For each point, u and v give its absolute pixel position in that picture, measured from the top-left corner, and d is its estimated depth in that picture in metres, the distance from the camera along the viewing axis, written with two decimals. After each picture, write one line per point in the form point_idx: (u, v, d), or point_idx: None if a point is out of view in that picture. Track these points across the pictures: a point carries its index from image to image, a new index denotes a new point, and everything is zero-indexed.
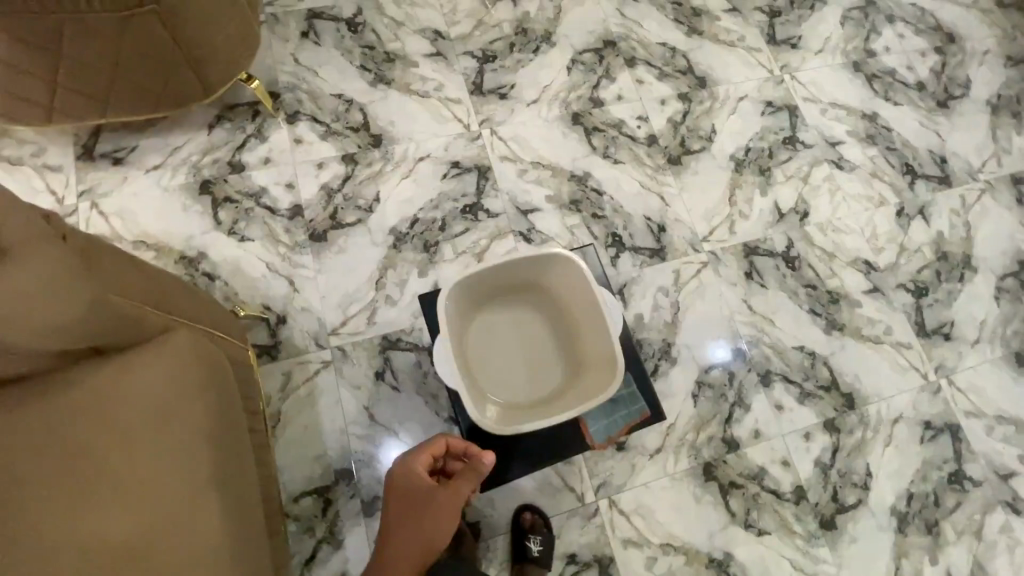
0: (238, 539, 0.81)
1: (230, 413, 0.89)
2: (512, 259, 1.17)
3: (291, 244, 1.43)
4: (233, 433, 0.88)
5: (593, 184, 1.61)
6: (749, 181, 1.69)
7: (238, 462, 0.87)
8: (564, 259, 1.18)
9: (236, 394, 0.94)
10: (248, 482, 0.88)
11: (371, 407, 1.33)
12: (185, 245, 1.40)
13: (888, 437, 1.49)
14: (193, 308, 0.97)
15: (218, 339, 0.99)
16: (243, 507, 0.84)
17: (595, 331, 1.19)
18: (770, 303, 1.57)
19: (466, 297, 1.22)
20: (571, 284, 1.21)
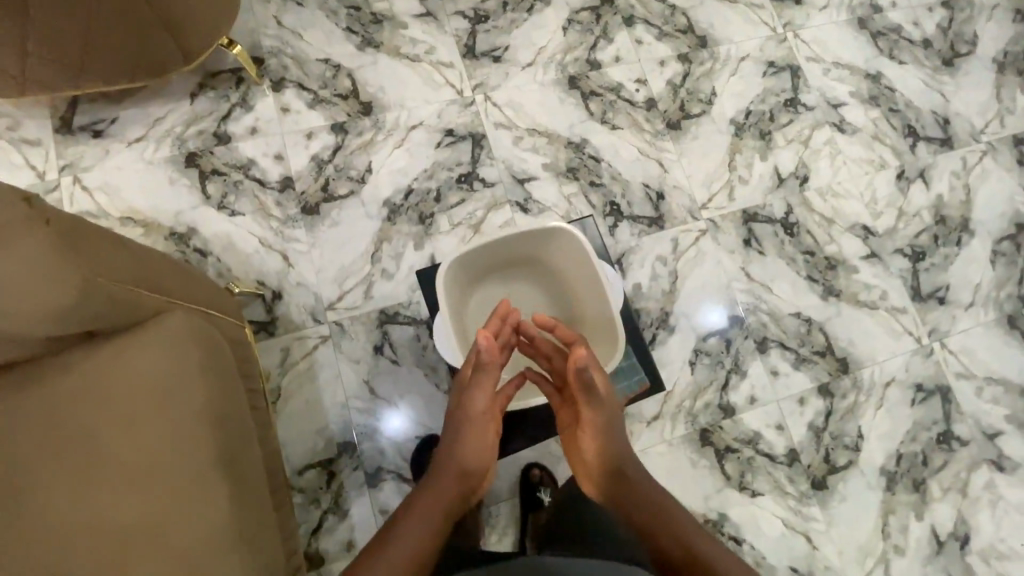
0: (243, 521, 0.81)
1: (230, 395, 0.88)
2: (510, 234, 1.15)
3: (283, 218, 1.40)
4: (235, 414, 0.88)
5: (590, 151, 1.58)
6: (749, 145, 1.66)
7: (240, 444, 0.87)
8: (562, 233, 1.17)
9: (236, 375, 0.93)
10: (251, 463, 0.88)
11: (371, 380, 1.34)
12: (174, 220, 1.36)
13: (880, 400, 1.52)
14: (186, 288, 0.95)
15: (214, 319, 0.98)
16: (247, 489, 0.84)
17: (595, 305, 1.19)
18: (768, 270, 1.56)
19: (463, 274, 1.20)
20: (569, 257, 1.20)
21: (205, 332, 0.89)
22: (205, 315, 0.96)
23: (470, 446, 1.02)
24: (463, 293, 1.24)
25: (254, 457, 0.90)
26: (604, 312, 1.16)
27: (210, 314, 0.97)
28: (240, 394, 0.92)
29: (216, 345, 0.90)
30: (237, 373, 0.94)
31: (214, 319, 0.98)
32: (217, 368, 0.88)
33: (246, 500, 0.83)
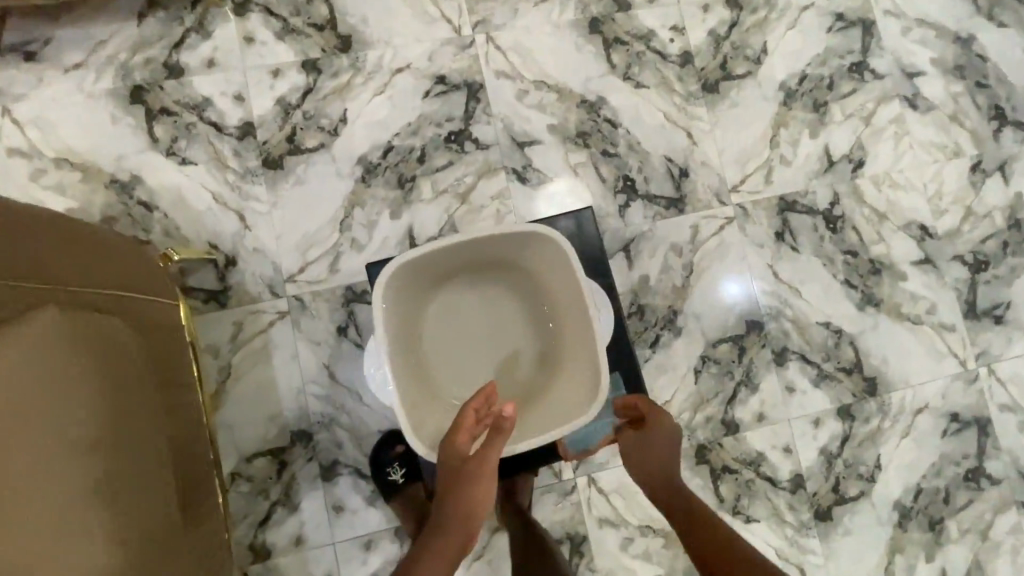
0: (130, 556, 0.70)
1: (123, 406, 0.75)
2: (483, 233, 0.98)
3: (241, 171, 1.22)
4: (128, 428, 0.75)
5: (607, 113, 1.33)
6: (798, 118, 1.39)
7: (136, 463, 0.75)
8: (546, 239, 0.99)
9: (138, 378, 0.80)
10: (153, 483, 0.76)
11: (332, 365, 1.19)
12: (116, 166, 1.19)
13: (907, 427, 1.34)
14: (83, 269, 0.80)
15: (115, 306, 0.82)
16: (140, 516, 0.73)
17: (579, 330, 1.03)
18: (800, 270, 1.34)
19: (422, 275, 1.04)
20: (554, 268, 1.04)
21: (90, 330, 0.75)
22: (105, 301, 0.81)
23: (469, 502, 0.96)
24: (422, 297, 1.07)
25: (159, 474, 0.78)
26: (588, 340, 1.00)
27: (113, 299, 0.82)
28: (143, 402, 0.79)
29: (106, 345, 0.76)
30: (142, 374, 0.81)
31: (119, 306, 0.83)
32: (105, 375, 0.74)
33: (136, 531, 0.71)
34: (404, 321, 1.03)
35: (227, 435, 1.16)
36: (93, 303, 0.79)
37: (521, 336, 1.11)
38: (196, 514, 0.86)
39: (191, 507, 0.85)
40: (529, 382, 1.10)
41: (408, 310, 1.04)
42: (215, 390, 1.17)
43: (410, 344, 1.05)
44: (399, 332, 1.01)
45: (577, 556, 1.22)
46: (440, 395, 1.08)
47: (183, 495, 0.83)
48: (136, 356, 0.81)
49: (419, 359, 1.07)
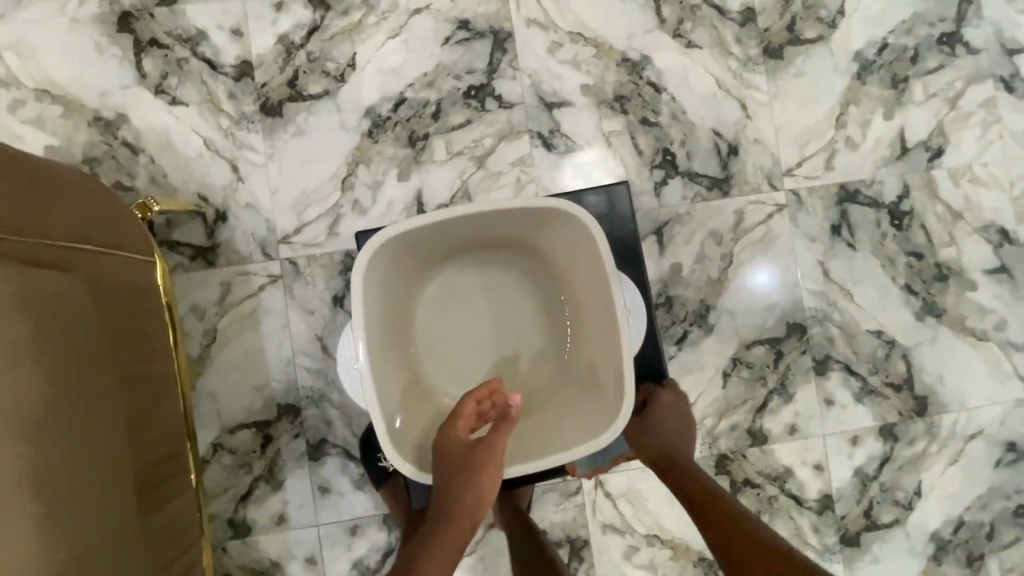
0: (64, 548, 0.63)
1: (65, 379, 0.67)
2: (495, 207, 0.85)
3: (235, 116, 1.10)
4: (70, 405, 0.67)
5: (650, 75, 1.16)
6: (872, 95, 1.20)
7: (75, 444, 0.67)
8: (567, 218, 0.86)
9: (87, 347, 0.71)
10: (96, 465, 0.69)
11: (325, 337, 1.09)
12: (100, 102, 1.08)
13: (956, 454, 1.20)
14: (32, 217, 0.69)
15: (70, 261, 0.72)
16: (77, 503, 0.65)
17: (598, 325, 0.91)
18: (854, 269, 1.19)
19: (418, 251, 0.92)
20: (572, 251, 0.91)
21: (31, 290, 0.65)
22: (56, 255, 0.71)
23: (471, 500, 0.86)
24: (416, 275, 0.96)
25: (105, 455, 0.70)
26: (608, 338, 0.88)
27: (67, 252, 0.73)
28: (91, 374, 0.71)
29: (48, 309, 0.67)
30: (93, 341, 0.72)
31: (73, 261, 0.73)
32: (44, 343, 0.65)
33: (71, 520, 0.64)
34: (393, 301, 0.92)
35: (209, 403, 1.08)
36: (41, 257, 0.69)
37: (527, 327, 0.99)
38: (155, 495, 0.79)
39: (149, 487, 0.77)
40: (534, 378, 0.99)
41: (398, 289, 0.93)
42: (198, 354, 1.08)
43: (399, 327, 0.94)
44: (385, 314, 0.90)
45: (577, 561, 1.13)
46: (430, 386, 0.97)
47: (140, 474, 0.76)
48: (86, 321, 0.72)
49: (409, 345, 0.96)
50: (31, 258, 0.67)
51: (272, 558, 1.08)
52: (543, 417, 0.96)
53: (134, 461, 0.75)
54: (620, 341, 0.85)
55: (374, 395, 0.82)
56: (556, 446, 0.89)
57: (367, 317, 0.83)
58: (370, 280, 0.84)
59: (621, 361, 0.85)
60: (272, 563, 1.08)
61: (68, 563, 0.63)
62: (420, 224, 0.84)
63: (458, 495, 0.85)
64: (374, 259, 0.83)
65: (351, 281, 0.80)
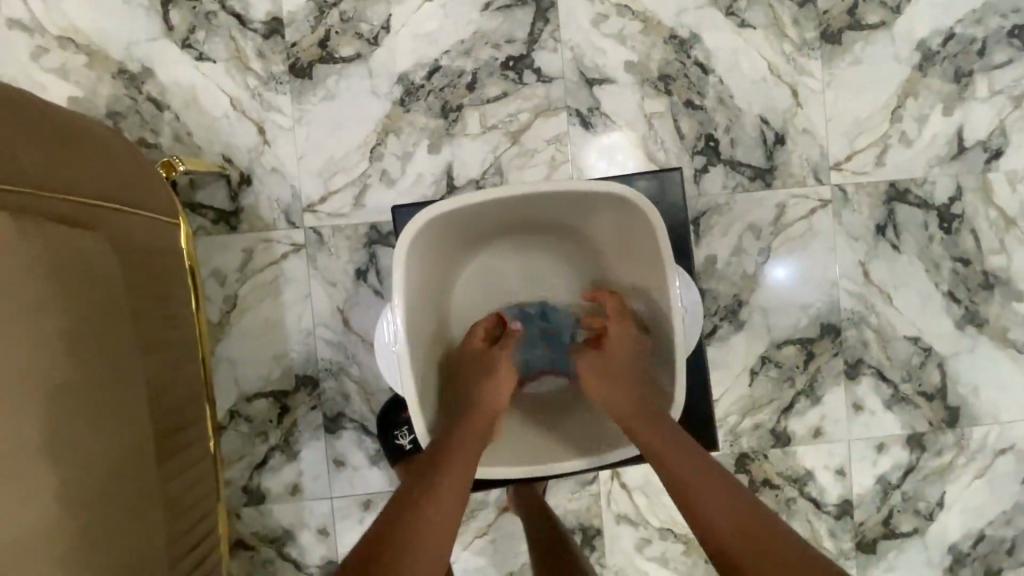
0: (88, 513, 0.62)
1: (86, 344, 0.65)
2: (547, 190, 0.81)
3: (264, 76, 1.05)
4: (90, 371, 0.65)
5: (698, 55, 1.10)
6: (932, 88, 1.13)
7: (96, 412, 0.65)
8: (627, 206, 0.82)
9: (111, 310, 0.69)
10: (118, 432, 0.67)
11: (346, 310, 1.07)
12: (126, 54, 1.04)
13: (984, 468, 1.17)
14: (55, 172, 0.67)
15: (102, 220, 0.70)
16: (95, 470, 0.64)
17: (650, 317, 0.88)
18: (896, 272, 1.14)
19: (462, 229, 0.89)
20: (626, 239, 0.88)
21: (54, 251, 0.63)
22: (83, 212, 0.69)
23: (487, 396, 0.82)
24: (457, 252, 0.94)
25: (128, 422, 0.68)
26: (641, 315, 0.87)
27: (98, 211, 0.71)
28: (115, 338, 0.68)
29: (71, 271, 0.64)
30: (119, 304, 0.70)
31: (100, 219, 0.71)
32: (66, 307, 0.63)
33: (90, 485, 0.63)
34: (433, 280, 0.90)
35: (228, 369, 1.07)
36: (67, 215, 0.67)
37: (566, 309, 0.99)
38: (175, 464, 0.77)
39: (169, 455, 0.76)
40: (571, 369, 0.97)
41: (439, 267, 0.91)
42: (218, 320, 1.06)
43: (438, 306, 0.92)
44: (425, 295, 0.87)
45: (588, 549, 1.13)
46: None
47: (160, 442, 0.74)
48: (111, 283, 0.69)
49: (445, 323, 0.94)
50: (56, 216, 0.65)
51: (284, 527, 1.08)
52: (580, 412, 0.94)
53: (155, 428, 0.73)
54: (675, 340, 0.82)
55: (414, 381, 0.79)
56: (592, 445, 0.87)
57: (408, 295, 0.81)
58: (412, 261, 0.81)
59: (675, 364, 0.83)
60: (285, 531, 1.08)
61: (85, 530, 0.62)
62: (468, 203, 0.80)
63: (455, 439, 0.76)
64: (418, 237, 0.80)
65: (394, 260, 0.77)
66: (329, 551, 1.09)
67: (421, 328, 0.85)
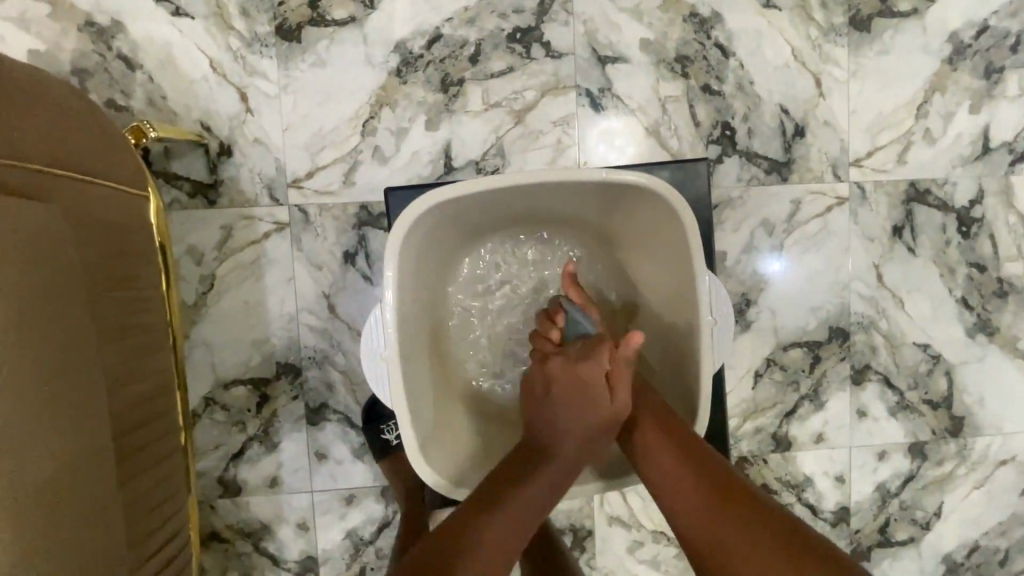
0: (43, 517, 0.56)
1: (37, 330, 0.58)
2: (566, 177, 0.73)
3: (247, 36, 0.96)
4: (40, 361, 0.58)
5: (719, 36, 1.03)
6: (961, 83, 1.07)
7: (48, 409, 0.58)
8: (653, 199, 0.75)
9: (63, 293, 0.62)
10: (71, 431, 0.60)
11: (332, 296, 1.00)
12: (94, 4, 0.94)
13: (984, 479, 1.14)
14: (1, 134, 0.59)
15: (51, 192, 0.63)
16: (46, 472, 0.57)
17: (673, 326, 0.82)
18: (910, 275, 1.09)
19: (468, 217, 0.83)
20: (650, 233, 0.81)
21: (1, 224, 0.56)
22: (29, 182, 0.61)
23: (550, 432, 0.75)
24: (462, 239, 0.88)
25: (81, 420, 0.62)
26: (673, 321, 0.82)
27: (49, 180, 0.63)
28: (69, 327, 0.62)
29: (20, 250, 0.57)
30: (74, 286, 0.63)
31: (52, 190, 0.63)
32: (15, 289, 0.56)
33: (44, 489, 0.57)
34: (432, 268, 0.84)
35: (203, 354, 1.00)
36: (18, 185, 0.59)
37: None
38: (135, 463, 0.71)
39: (127, 453, 0.69)
40: None
41: (440, 254, 0.85)
42: (193, 301, 0.99)
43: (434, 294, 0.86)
44: (422, 284, 0.81)
45: (579, 551, 1.09)
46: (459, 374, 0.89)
47: (119, 439, 0.68)
48: (65, 266, 0.62)
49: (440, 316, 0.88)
50: (5, 186, 0.58)
51: (261, 522, 1.03)
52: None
53: (113, 422, 0.67)
54: (701, 350, 0.76)
55: (401, 381, 0.73)
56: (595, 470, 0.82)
57: (403, 283, 0.74)
58: (410, 245, 0.74)
59: (699, 376, 0.77)
60: (262, 525, 1.03)
61: (41, 539, 0.56)
62: (477, 188, 0.73)
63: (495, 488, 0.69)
64: (417, 223, 0.73)
65: (390, 246, 0.71)
66: (308, 546, 1.04)
67: (412, 324, 0.78)
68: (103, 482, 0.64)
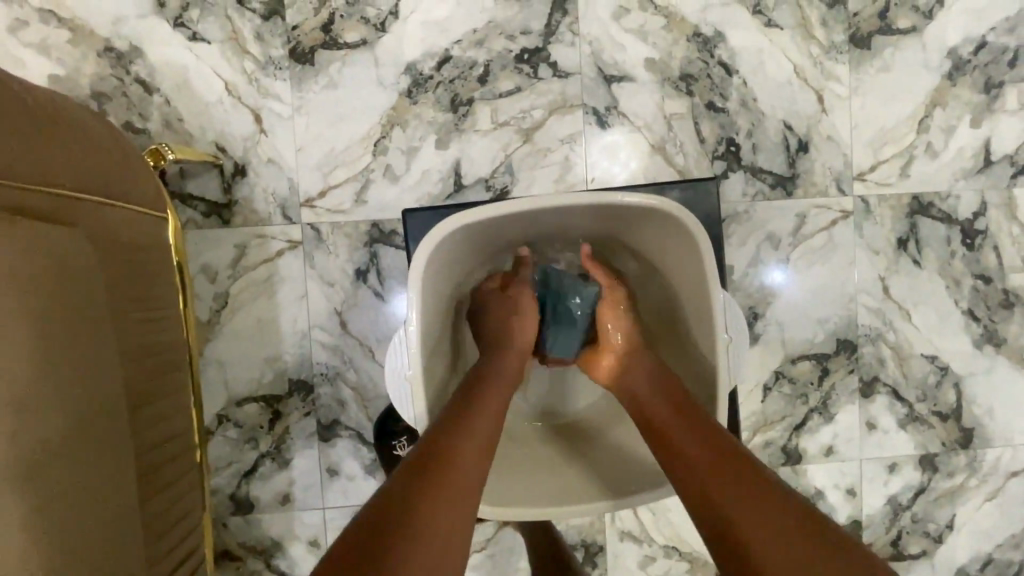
0: (73, 535, 0.58)
1: (62, 353, 0.59)
2: (582, 202, 0.75)
3: (261, 59, 0.99)
4: (68, 383, 0.60)
5: (722, 55, 1.05)
6: (961, 98, 1.09)
7: (76, 430, 0.60)
8: (669, 222, 0.77)
9: (87, 316, 0.63)
10: (94, 453, 0.62)
11: (344, 312, 1.01)
12: (112, 30, 0.96)
13: (995, 491, 1.14)
14: (24, 160, 0.60)
15: (74, 217, 0.64)
16: (71, 491, 0.58)
17: (688, 344, 0.83)
18: (916, 288, 1.10)
19: (485, 240, 0.84)
20: (664, 253, 0.83)
21: (29, 251, 0.57)
22: (56, 207, 0.63)
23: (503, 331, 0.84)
24: (478, 261, 0.89)
25: (104, 443, 0.63)
26: (689, 338, 0.83)
27: (73, 205, 0.65)
28: (91, 349, 0.63)
29: (45, 275, 0.58)
30: (97, 308, 0.65)
31: (73, 214, 0.64)
32: (39, 312, 0.57)
33: (72, 509, 0.58)
34: (449, 291, 0.85)
35: (217, 372, 1.01)
36: (35, 208, 0.61)
37: None
38: (154, 481, 0.71)
39: (148, 471, 0.70)
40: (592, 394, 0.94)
41: (456, 277, 0.86)
42: (207, 319, 1.00)
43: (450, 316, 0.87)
44: (442, 307, 0.82)
45: (591, 567, 1.08)
46: None
47: (138, 457, 0.69)
48: (89, 290, 0.64)
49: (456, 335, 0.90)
50: (22, 209, 0.59)
51: (273, 539, 1.03)
52: (597, 446, 0.87)
53: (135, 441, 0.68)
54: (718, 369, 0.77)
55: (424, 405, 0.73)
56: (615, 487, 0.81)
57: (424, 306, 0.75)
58: (430, 270, 0.75)
59: (716, 395, 0.78)
60: (273, 542, 1.03)
61: (71, 556, 0.57)
62: (494, 214, 0.74)
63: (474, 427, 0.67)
64: (437, 250, 0.74)
65: (411, 274, 0.72)
66: None
67: (433, 346, 0.79)
68: (127, 499, 0.65)
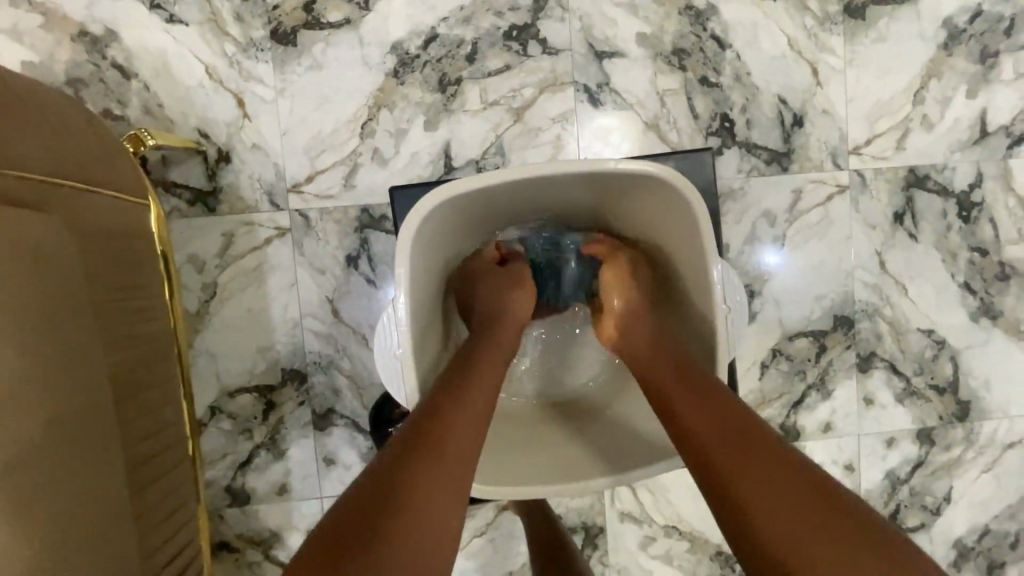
0: (64, 528, 0.57)
1: (38, 345, 0.57)
2: (574, 173, 0.73)
3: (242, 42, 0.96)
4: (44, 376, 0.57)
5: (716, 28, 1.03)
6: (957, 68, 1.07)
7: (63, 420, 0.58)
8: (666, 192, 0.75)
9: (72, 307, 0.62)
10: (77, 444, 0.60)
11: (336, 299, 1.00)
12: (86, 13, 0.93)
13: (992, 462, 1.14)
14: None
15: (53, 203, 0.62)
16: (62, 480, 0.57)
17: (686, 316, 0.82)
18: (913, 262, 1.09)
19: (476, 213, 0.83)
20: (659, 222, 0.81)
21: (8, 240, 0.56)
22: (33, 193, 0.61)
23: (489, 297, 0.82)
24: (471, 236, 0.88)
25: (88, 433, 0.61)
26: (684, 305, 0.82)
27: (50, 192, 0.63)
28: (77, 340, 0.62)
29: (25, 266, 0.57)
30: (77, 297, 0.62)
31: (51, 200, 0.62)
32: (12, 306, 0.55)
33: (61, 500, 0.57)
34: (442, 265, 0.84)
35: (207, 363, 0.99)
36: (12, 195, 0.58)
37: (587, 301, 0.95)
38: (144, 472, 0.70)
39: (138, 462, 0.69)
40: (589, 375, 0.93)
41: (449, 250, 0.85)
42: (196, 310, 0.98)
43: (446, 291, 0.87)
44: (432, 284, 0.81)
45: (591, 549, 1.09)
46: None
47: (130, 449, 0.68)
48: (71, 280, 0.62)
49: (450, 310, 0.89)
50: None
51: (271, 529, 1.02)
52: (594, 425, 0.85)
53: (120, 433, 0.66)
54: (716, 340, 0.76)
55: (417, 384, 0.72)
56: (608, 463, 0.79)
57: (413, 282, 0.73)
58: (419, 245, 0.74)
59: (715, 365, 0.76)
60: (272, 533, 1.02)
61: (63, 547, 0.56)
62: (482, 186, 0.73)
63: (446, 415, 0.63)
64: (426, 222, 0.72)
65: (400, 250, 0.70)
66: None
67: (424, 324, 0.78)
68: (119, 490, 0.64)
